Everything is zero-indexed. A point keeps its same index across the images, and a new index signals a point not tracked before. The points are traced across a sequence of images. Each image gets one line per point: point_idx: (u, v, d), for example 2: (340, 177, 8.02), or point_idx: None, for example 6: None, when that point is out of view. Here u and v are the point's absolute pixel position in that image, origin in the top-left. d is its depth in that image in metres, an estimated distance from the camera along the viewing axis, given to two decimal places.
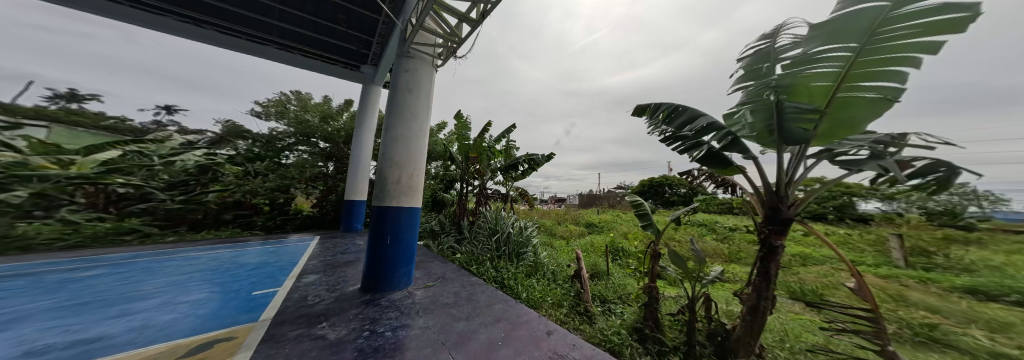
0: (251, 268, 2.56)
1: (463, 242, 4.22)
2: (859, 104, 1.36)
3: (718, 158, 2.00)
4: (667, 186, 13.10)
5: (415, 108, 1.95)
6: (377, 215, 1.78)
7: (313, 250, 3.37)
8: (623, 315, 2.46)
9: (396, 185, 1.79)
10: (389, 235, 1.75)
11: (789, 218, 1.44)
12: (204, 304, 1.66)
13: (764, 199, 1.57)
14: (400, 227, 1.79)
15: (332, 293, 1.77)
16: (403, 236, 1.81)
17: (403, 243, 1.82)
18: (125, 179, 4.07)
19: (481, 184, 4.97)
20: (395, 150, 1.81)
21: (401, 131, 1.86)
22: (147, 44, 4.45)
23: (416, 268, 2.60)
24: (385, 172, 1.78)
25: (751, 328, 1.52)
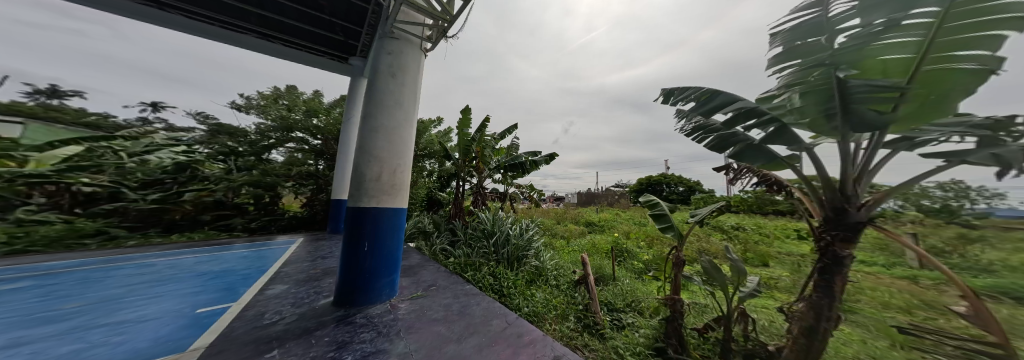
0: (211, 277, 2.35)
1: (457, 245, 3.99)
2: (949, 78, 1.32)
3: (760, 150, 1.85)
4: (665, 184, 12.97)
5: (398, 95, 1.71)
6: (353, 218, 1.54)
7: (290, 254, 3.16)
8: (637, 331, 2.28)
9: (376, 183, 1.56)
10: (366, 241, 1.53)
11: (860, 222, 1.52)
12: (125, 329, 1.44)
13: (833, 201, 1.64)
14: (380, 231, 1.56)
15: (296, 309, 1.55)
16: (382, 242, 1.58)
17: (383, 250, 1.59)
18: (90, 178, 3.84)
19: (479, 182, 4.77)
20: (375, 142, 1.58)
21: (381, 121, 1.62)
22: (138, 41, 4.26)
23: (404, 276, 2.38)
24: (364, 168, 1.55)
25: (808, 351, 1.62)
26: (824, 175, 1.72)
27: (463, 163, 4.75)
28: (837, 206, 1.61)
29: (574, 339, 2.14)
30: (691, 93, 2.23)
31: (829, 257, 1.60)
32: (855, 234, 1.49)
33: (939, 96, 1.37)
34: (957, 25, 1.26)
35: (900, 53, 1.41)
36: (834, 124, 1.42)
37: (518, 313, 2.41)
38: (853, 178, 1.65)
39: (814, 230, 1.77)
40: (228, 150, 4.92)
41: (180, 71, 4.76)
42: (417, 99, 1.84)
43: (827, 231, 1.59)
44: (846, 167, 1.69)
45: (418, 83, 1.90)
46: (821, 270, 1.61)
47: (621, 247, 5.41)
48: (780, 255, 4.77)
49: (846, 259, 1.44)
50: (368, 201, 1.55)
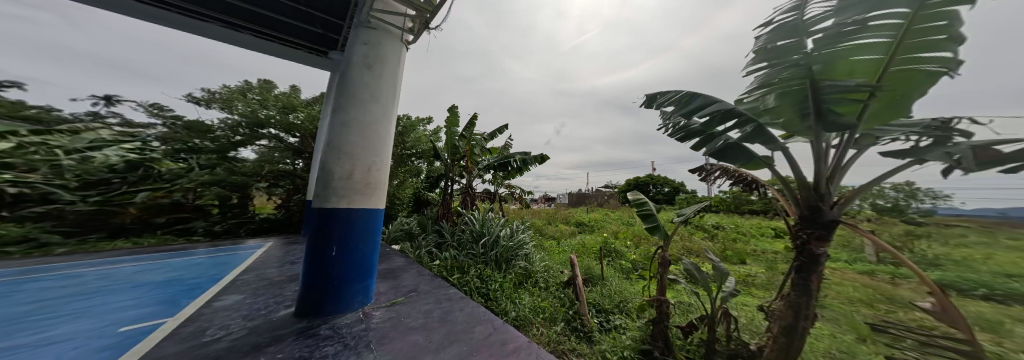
0: (150, 288, 2.10)
1: (444, 247, 3.85)
2: (914, 79, 1.36)
3: (741, 151, 1.84)
4: (652, 185, 13.27)
5: (375, 87, 1.57)
6: (318, 221, 1.38)
7: (251, 260, 2.91)
8: (625, 333, 2.27)
9: (348, 181, 1.41)
10: (335, 245, 1.38)
11: (832, 221, 1.60)
12: (23, 354, 1.22)
13: (807, 200, 1.70)
14: (351, 234, 1.42)
15: (248, 322, 1.39)
16: (353, 246, 1.44)
17: (354, 254, 1.45)
18: (17, 175, 3.40)
19: (468, 182, 4.63)
20: (347, 137, 1.42)
21: (354, 114, 1.46)
22: (97, 31, 3.72)
23: (382, 280, 2.24)
24: (332, 165, 1.38)
25: (787, 349, 1.68)
26: (799, 174, 1.76)
27: (452, 162, 4.60)
28: (811, 205, 1.66)
29: (563, 342, 2.08)
30: (670, 96, 2.25)
31: (804, 256, 1.62)
32: (829, 233, 1.57)
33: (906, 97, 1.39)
34: (924, 26, 1.26)
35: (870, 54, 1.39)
36: (808, 124, 1.43)
37: (505, 318, 2.32)
38: (826, 176, 1.71)
39: (790, 227, 1.83)
40: (181, 146, 4.49)
41: (145, 63, 4.24)
42: (396, 94, 1.69)
43: (803, 230, 1.66)
44: (821, 165, 1.71)
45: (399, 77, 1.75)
46: (798, 269, 1.66)
47: (609, 247, 5.42)
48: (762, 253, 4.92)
49: (823, 258, 1.54)
50: (339, 202, 1.39)
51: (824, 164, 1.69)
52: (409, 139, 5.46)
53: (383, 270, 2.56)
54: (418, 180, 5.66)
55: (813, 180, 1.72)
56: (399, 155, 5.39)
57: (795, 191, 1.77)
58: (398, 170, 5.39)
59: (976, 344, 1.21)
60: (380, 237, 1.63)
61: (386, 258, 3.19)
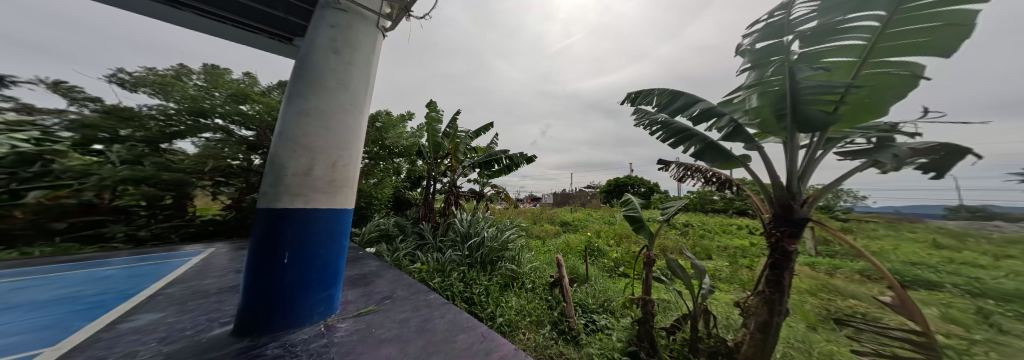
0: (26, 310, 1.68)
1: (425, 249, 3.67)
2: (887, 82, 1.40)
3: (717, 150, 1.88)
4: (632, 185, 13.79)
5: (345, 76, 1.41)
6: (268, 223, 1.17)
7: (180, 270, 2.52)
8: (611, 334, 2.29)
9: (305, 178, 1.22)
10: (287, 251, 1.19)
11: (802, 219, 1.64)
12: None
13: (778, 199, 1.76)
14: (306, 238, 1.23)
15: (169, 346, 1.16)
16: (309, 251, 1.26)
17: (310, 261, 1.27)
18: None
19: (452, 181, 4.44)
20: (307, 126, 1.23)
21: (316, 101, 1.28)
22: None
23: (352, 288, 2.05)
24: (285, 159, 1.18)
25: (762, 346, 1.72)
26: (772, 172, 1.81)
27: (434, 161, 4.40)
28: (784, 203, 1.71)
29: (551, 347, 2.04)
30: (652, 92, 2.26)
31: (776, 253, 1.67)
32: (800, 230, 1.62)
33: (879, 100, 1.43)
34: (899, 30, 1.31)
35: (846, 55, 1.45)
36: (784, 125, 1.50)
37: (490, 324, 2.23)
38: (797, 175, 1.77)
39: (764, 225, 1.88)
40: (93, 137, 3.22)
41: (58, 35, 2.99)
42: (368, 84, 1.54)
43: (776, 227, 1.70)
44: (791, 165, 1.77)
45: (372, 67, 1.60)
46: (772, 266, 1.71)
47: (593, 246, 5.46)
48: (734, 250, 5.21)
49: (794, 254, 1.60)
50: (295, 201, 1.20)
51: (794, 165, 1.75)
52: (388, 136, 5.16)
53: (354, 276, 2.35)
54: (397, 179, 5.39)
55: (785, 179, 1.78)
56: (377, 153, 5.09)
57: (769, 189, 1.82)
58: (375, 168, 5.09)
59: (930, 336, 1.24)
60: (345, 240, 1.46)
61: (359, 262, 2.95)
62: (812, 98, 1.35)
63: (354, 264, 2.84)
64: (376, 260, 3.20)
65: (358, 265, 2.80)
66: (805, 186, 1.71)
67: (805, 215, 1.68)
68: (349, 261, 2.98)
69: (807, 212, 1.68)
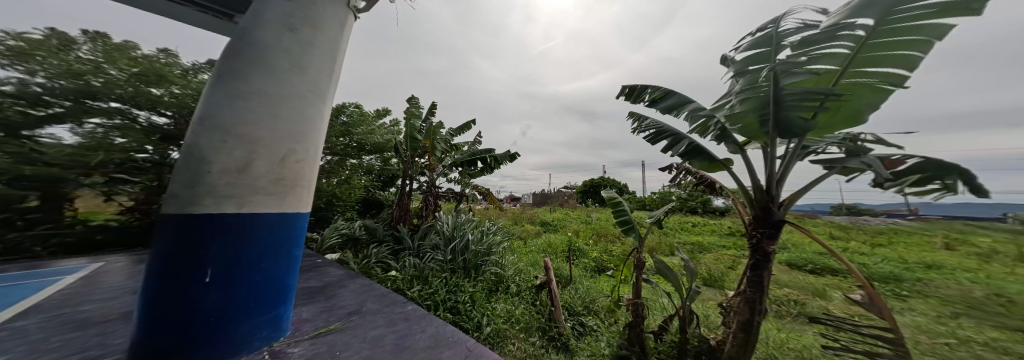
0: None
1: (401, 254, 3.42)
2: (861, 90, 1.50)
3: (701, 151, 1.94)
4: (606, 186, 14.37)
5: (301, 60, 1.16)
6: (177, 235, 0.87)
7: (53, 291, 1.95)
8: (599, 337, 2.39)
9: (242, 175, 0.94)
10: (212, 266, 0.92)
11: (778, 220, 1.69)
12: None
13: (757, 201, 1.81)
14: (241, 249, 0.97)
15: None
16: (244, 265, 1.00)
17: (243, 277, 1.00)
18: None
19: (431, 180, 4.20)
20: (246, 111, 0.95)
21: (261, 82, 1.01)
22: None
23: (308, 303, 1.77)
24: (212, 148, 0.89)
25: (744, 344, 1.75)
26: (752, 175, 1.85)
27: (410, 159, 4.11)
28: (764, 206, 1.75)
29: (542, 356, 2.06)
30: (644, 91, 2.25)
31: (757, 254, 1.71)
32: (778, 231, 1.67)
33: (851, 107, 1.55)
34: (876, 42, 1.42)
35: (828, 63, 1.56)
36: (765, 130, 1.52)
37: (478, 335, 2.13)
38: (775, 179, 1.82)
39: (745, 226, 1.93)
40: None
41: None
42: (329, 70, 1.31)
43: (757, 229, 1.75)
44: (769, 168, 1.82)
45: (334, 55, 1.36)
46: (752, 267, 1.74)
47: (574, 246, 5.48)
48: (701, 248, 5.54)
49: (772, 254, 1.65)
50: (226, 204, 0.92)
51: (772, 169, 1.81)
52: (359, 131, 4.76)
53: (311, 289, 2.06)
54: (369, 178, 4.99)
55: (764, 182, 1.83)
56: (347, 150, 4.68)
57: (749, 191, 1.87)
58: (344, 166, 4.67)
59: (896, 332, 1.33)
60: (295, 249, 1.21)
61: (320, 271, 2.62)
62: (796, 104, 1.37)
63: (314, 274, 2.51)
64: (341, 268, 2.88)
65: (318, 275, 2.48)
66: (782, 189, 1.76)
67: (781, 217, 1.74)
68: (308, 270, 2.63)
69: (783, 214, 1.74)
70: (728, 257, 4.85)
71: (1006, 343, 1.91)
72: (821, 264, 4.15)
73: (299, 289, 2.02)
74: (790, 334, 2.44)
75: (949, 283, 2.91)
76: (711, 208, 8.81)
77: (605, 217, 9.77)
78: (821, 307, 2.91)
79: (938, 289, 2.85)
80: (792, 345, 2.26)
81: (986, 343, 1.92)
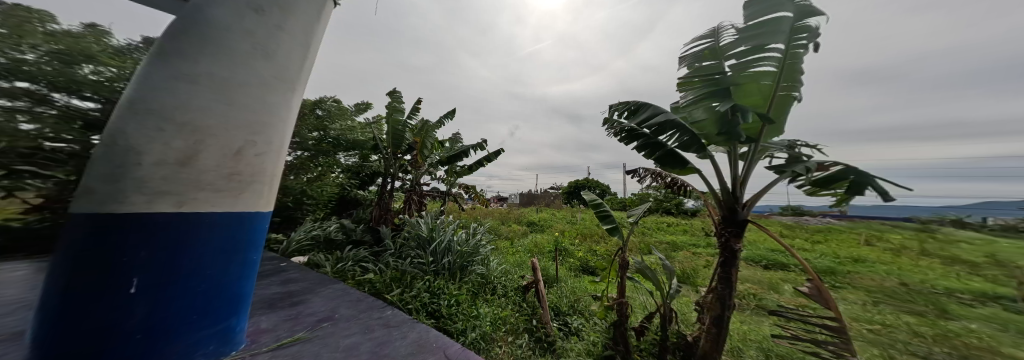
0: None
1: (380, 256, 3.28)
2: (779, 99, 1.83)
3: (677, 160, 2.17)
4: (591, 187, 14.72)
5: (267, 44, 1.04)
6: (92, 238, 0.74)
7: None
8: (585, 337, 2.41)
9: (184, 170, 0.83)
10: (138, 275, 0.79)
11: (743, 219, 1.79)
12: None
13: (723, 201, 1.90)
14: (175, 253, 0.85)
15: None
16: (182, 272, 0.88)
17: (179, 286, 0.88)
18: None
19: (415, 178, 4.09)
20: (192, 98, 0.84)
21: (212, 65, 0.89)
22: None
23: (269, 312, 1.61)
24: (145, 140, 0.76)
25: (717, 340, 1.80)
26: (720, 177, 1.93)
27: (393, 155, 3.96)
28: (731, 206, 1.83)
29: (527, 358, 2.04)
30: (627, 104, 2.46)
31: (725, 252, 1.79)
32: (743, 230, 1.77)
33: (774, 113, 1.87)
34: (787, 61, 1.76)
35: (762, 80, 1.80)
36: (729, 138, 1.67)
37: (463, 340, 2.05)
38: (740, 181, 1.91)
39: (713, 226, 2.02)
40: None
41: None
42: (299, 55, 1.18)
43: (724, 228, 1.83)
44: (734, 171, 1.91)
45: (308, 41, 1.23)
46: (721, 264, 1.81)
47: (561, 246, 5.51)
48: (678, 247, 5.78)
49: (739, 252, 1.74)
50: (163, 201, 0.81)
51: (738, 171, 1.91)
52: (336, 126, 4.52)
53: (274, 296, 1.89)
54: (344, 175, 4.78)
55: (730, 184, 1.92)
56: (322, 145, 4.42)
57: (717, 192, 1.96)
58: (318, 163, 4.40)
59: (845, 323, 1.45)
60: (250, 253, 1.10)
61: (285, 275, 2.43)
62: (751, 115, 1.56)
63: (278, 279, 2.32)
64: (311, 272, 2.69)
65: (284, 279, 2.29)
66: (745, 190, 1.85)
67: (744, 217, 1.84)
68: (271, 275, 2.43)
69: (747, 214, 1.84)
70: (697, 255, 5.11)
71: (935, 329, 2.14)
72: (772, 260, 4.52)
73: (260, 297, 1.85)
74: (751, 327, 2.64)
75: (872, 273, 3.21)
76: (686, 209, 9.24)
77: (590, 217, 9.96)
78: (776, 300, 3.14)
79: (864, 280, 3.20)
80: (754, 337, 2.46)
81: (913, 329, 2.14)
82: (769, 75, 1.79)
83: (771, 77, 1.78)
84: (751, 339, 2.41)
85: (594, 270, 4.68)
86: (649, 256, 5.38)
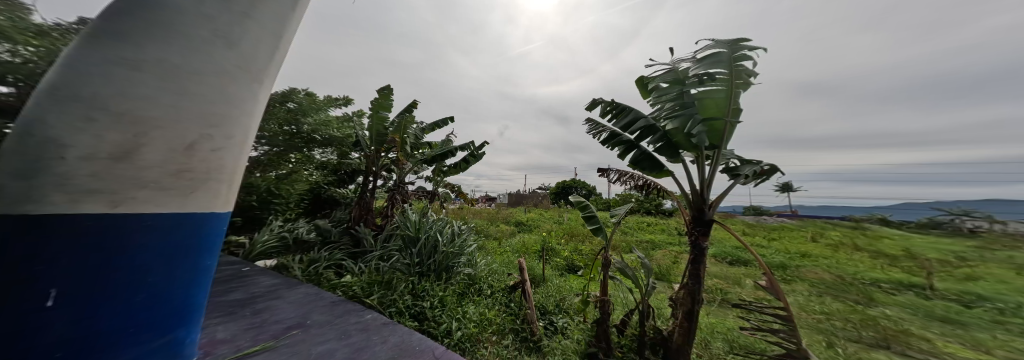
0: None
1: (361, 257, 3.17)
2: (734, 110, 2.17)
3: (653, 161, 2.31)
4: (577, 187, 14.98)
5: (231, 30, 0.89)
6: None
7: None
8: (569, 336, 2.46)
9: (119, 166, 0.71)
10: (55, 286, 0.69)
11: (709, 219, 1.91)
12: None
13: (692, 202, 2.02)
14: (105, 260, 0.74)
15: None
16: (116, 280, 0.77)
17: (112, 297, 0.78)
18: None
19: (400, 177, 3.99)
20: (132, 85, 0.71)
21: (157, 49, 0.76)
22: None
23: (230, 321, 1.50)
24: (73, 132, 0.64)
25: (688, 332, 1.91)
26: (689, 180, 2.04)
27: (376, 154, 3.81)
28: (698, 207, 1.95)
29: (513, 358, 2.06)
30: (608, 104, 2.63)
31: (694, 250, 1.89)
32: (709, 229, 1.89)
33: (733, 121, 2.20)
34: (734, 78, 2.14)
35: (716, 95, 2.11)
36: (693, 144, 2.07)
37: (448, 342, 2.03)
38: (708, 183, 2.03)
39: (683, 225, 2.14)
40: None
41: None
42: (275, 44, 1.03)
43: (693, 227, 1.95)
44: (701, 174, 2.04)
45: (286, 27, 1.08)
46: (692, 262, 1.91)
47: (548, 246, 5.54)
48: (657, 245, 6.00)
49: (706, 250, 1.85)
50: (93, 201, 0.69)
51: (704, 176, 2.05)
52: (310, 121, 4.29)
53: (232, 303, 1.75)
54: (319, 173, 4.54)
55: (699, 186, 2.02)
56: (293, 140, 4.17)
57: (687, 193, 2.07)
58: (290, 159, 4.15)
59: None
60: (203, 260, 1.00)
61: (249, 280, 2.26)
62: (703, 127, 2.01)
63: (241, 284, 2.15)
64: (280, 276, 2.52)
65: (247, 285, 2.14)
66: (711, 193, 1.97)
67: (710, 217, 1.96)
68: (232, 279, 2.25)
69: (713, 214, 1.97)
70: (674, 253, 5.30)
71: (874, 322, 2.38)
72: (736, 256, 4.82)
73: (218, 305, 1.70)
74: (717, 319, 2.85)
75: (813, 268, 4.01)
76: (664, 209, 9.63)
77: (576, 217, 10.12)
78: (738, 293, 3.35)
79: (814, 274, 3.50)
80: (721, 329, 2.64)
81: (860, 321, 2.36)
82: (721, 92, 2.10)
83: (724, 93, 2.09)
84: (719, 331, 2.58)
85: (579, 269, 4.76)
86: (630, 255, 5.56)
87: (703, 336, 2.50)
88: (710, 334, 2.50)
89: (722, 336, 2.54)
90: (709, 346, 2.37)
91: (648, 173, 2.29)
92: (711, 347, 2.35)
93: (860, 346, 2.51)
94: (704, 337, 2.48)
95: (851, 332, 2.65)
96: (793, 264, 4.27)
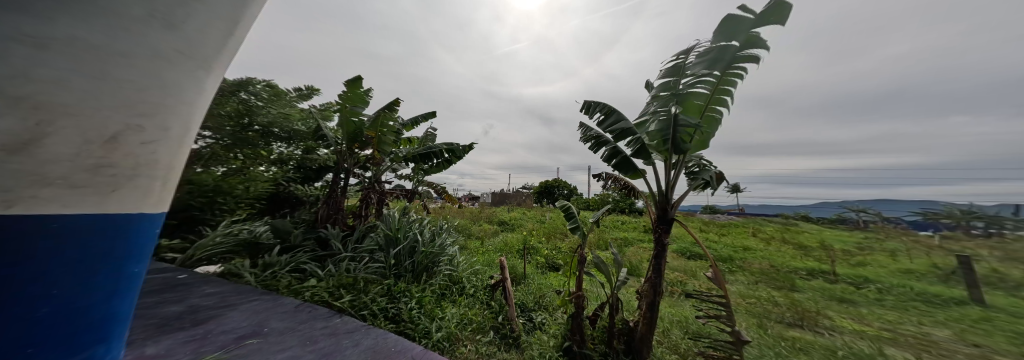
0: None
1: (330, 259, 2.98)
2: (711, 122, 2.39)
3: (628, 162, 2.44)
4: (558, 187, 15.35)
5: (181, 6, 0.60)
6: None
7: None
8: (548, 330, 2.53)
9: (15, 160, 0.45)
10: None
11: (670, 218, 2.06)
12: None
13: (658, 202, 2.16)
14: (21, 264, 0.51)
15: None
16: (32, 291, 0.54)
17: (22, 315, 0.54)
18: None
19: (376, 175, 3.89)
20: (36, 67, 0.45)
21: (80, 19, 0.48)
22: None
23: (165, 335, 1.35)
24: None
25: (652, 322, 2.05)
26: (657, 180, 2.20)
27: (349, 150, 3.63)
28: (664, 206, 2.09)
29: (492, 355, 2.08)
30: (597, 106, 2.74)
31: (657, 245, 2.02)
32: (671, 226, 2.04)
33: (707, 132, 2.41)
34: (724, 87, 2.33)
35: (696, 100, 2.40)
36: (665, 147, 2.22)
37: (427, 342, 2.00)
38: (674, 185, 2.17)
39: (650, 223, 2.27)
40: None
41: None
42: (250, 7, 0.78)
43: (658, 225, 2.08)
44: (665, 177, 2.20)
45: (253, 5, 0.79)
46: (654, 257, 2.03)
47: (529, 244, 5.64)
48: (628, 242, 6.38)
49: (667, 246, 1.98)
50: None
51: (669, 179, 2.20)
52: (267, 112, 4.03)
53: (167, 316, 1.57)
54: (277, 169, 4.17)
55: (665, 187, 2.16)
56: (244, 134, 3.83)
57: (654, 193, 2.20)
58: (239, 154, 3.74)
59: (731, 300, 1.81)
60: (132, 265, 0.71)
61: (189, 289, 2.06)
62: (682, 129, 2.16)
63: (180, 293, 1.97)
64: (228, 283, 2.30)
65: (186, 295, 1.94)
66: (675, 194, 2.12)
67: (671, 216, 2.10)
68: (167, 289, 2.03)
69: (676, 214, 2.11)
70: (645, 249, 5.60)
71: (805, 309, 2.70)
72: (694, 251, 5.26)
73: (150, 317, 1.54)
74: (677, 309, 3.10)
75: (753, 260, 4.93)
76: (635, 208, 10.21)
77: (556, 215, 10.42)
78: (695, 285, 3.64)
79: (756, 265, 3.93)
80: (680, 318, 2.85)
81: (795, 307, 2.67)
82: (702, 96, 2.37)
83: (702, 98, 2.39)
84: (678, 319, 2.81)
85: (559, 267, 4.90)
86: (605, 252, 5.85)
87: (666, 324, 2.69)
88: (671, 323, 2.69)
89: (682, 323, 2.75)
90: (668, 331, 2.59)
91: (625, 173, 2.44)
92: (670, 333, 2.55)
93: (782, 325, 2.95)
94: (670, 326, 2.67)
95: (775, 314, 3.09)
96: (739, 260, 5.01)
